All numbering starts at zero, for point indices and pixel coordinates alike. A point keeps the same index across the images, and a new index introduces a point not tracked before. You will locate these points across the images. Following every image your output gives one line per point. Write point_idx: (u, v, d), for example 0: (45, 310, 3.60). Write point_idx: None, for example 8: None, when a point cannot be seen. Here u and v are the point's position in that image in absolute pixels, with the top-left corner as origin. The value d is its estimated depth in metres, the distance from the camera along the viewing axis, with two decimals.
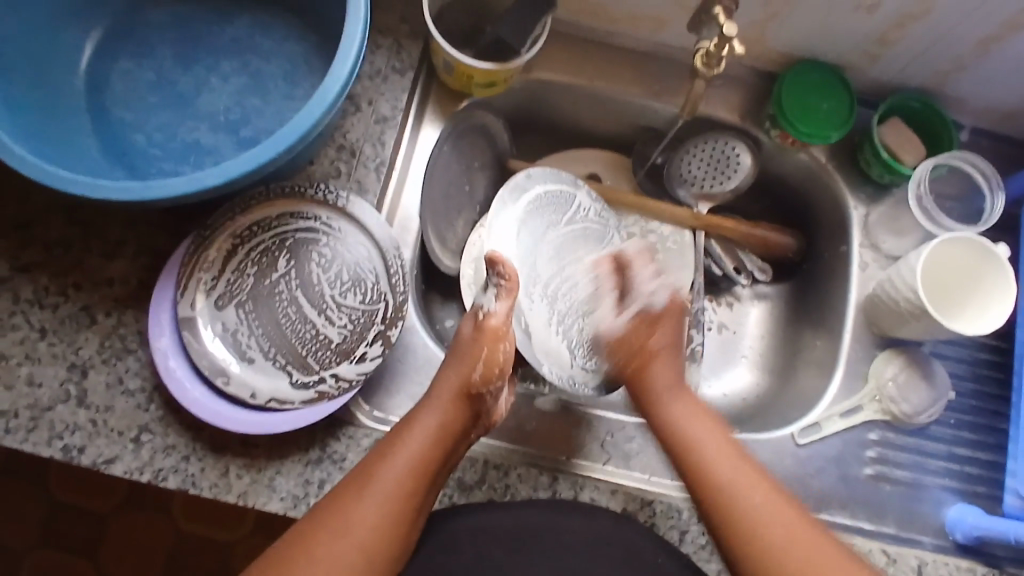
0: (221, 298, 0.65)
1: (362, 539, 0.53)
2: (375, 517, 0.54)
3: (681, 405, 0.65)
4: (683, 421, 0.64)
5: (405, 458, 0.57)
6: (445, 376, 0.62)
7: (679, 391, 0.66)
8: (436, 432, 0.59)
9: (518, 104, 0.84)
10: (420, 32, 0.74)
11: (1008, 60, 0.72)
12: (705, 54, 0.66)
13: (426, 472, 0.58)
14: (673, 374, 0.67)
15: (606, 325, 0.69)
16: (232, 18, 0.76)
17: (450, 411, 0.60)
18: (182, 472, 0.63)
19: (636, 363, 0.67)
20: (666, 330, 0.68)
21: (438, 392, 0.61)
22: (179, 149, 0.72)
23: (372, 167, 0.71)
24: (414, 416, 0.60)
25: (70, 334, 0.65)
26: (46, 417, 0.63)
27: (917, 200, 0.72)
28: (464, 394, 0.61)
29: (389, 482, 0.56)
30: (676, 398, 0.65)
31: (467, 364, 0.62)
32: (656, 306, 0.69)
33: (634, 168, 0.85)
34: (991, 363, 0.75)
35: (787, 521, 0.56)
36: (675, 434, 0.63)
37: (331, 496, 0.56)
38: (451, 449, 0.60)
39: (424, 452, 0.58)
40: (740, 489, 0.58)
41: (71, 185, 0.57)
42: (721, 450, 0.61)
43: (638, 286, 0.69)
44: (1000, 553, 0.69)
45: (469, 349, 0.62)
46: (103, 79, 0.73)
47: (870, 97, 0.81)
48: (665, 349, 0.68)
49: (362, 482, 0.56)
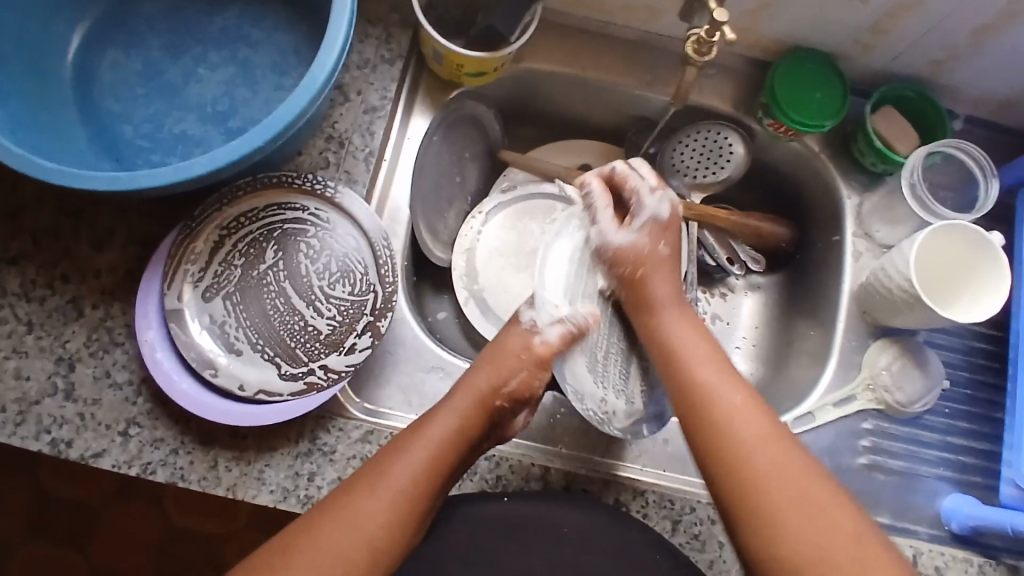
0: (209, 290, 0.65)
1: (370, 534, 0.53)
2: (384, 514, 0.54)
3: (683, 330, 0.63)
4: (682, 341, 0.62)
5: (420, 458, 0.57)
6: (468, 382, 0.62)
7: (677, 311, 0.64)
8: (453, 435, 0.58)
9: (510, 95, 0.83)
10: (410, 22, 0.74)
11: (1002, 47, 0.71)
12: (696, 41, 0.65)
13: (440, 474, 0.57)
14: (670, 289, 0.65)
15: (613, 236, 0.66)
16: (220, 8, 0.75)
17: (471, 415, 0.60)
18: (171, 465, 0.62)
19: (640, 266, 0.65)
20: (672, 238, 0.67)
21: (459, 396, 0.61)
22: (167, 140, 0.71)
23: (362, 157, 0.70)
24: (429, 417, 0.60)
25: (57, 328, 0.64)
26: (34, 411, 0.62)
27: (911, 188, 0.71)
28: (486, 402, 0.61)
29: (402, 480, 0.55)
30: (677, 322, 0.64)
31: (494, 372, 0.62)
32: (664, 215, 0.67)
33: (626, 157, 0.86)
34: (986, 353, 0.75)
35: (774, 450, 0.54)
36: (671, 353, 0.62)
37: (342, 489, 0.55)
38: (464, 454, 0.60)
39: (439, 454, 0.57)
40: (727, 411, 0.57)
41: (56, 175, 0.56)
42: (717, 374, 0.59)
43: (639, 195, 0.67)
44: (995, 543, 0.68)
45: (503, 357, 0.62)
46: (90, 70, 0.72)
47: (864, 86, 0.80)
48: (668, 259, 0.67)
49: (373, 478, 0.55)
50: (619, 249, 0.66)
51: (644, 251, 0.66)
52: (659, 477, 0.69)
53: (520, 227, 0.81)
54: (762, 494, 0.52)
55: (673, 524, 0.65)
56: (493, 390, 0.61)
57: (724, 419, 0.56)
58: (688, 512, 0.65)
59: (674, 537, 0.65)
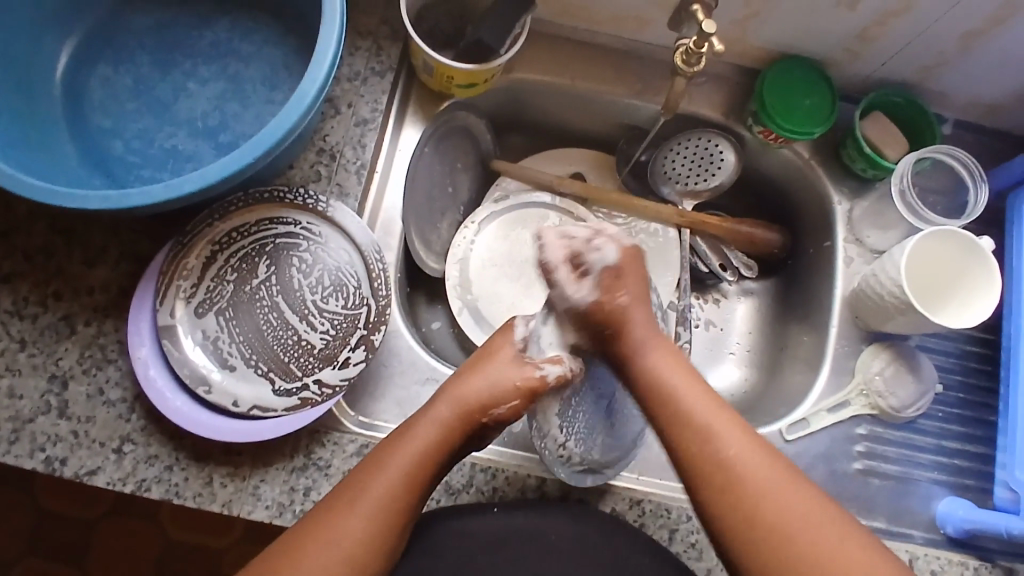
0: (201, 306, 0.65)
1: (351, 551, 0.53)
2: (361, 530, 0.53)
3: (669, 367, 0.61)
4: (655, 361, 0.61)
5: (399, 470, 0.56)
6: (450, 391, 0.61)
7: (657, 352, 0.62)
8: (432, 445, 0.58)
9: (501, 105, 0.83)
10: (400, 34, 0.74)
11: (989, 52, 0.71)
12: (685, 51, 0.65)
13: (419, 485, 0.57)
14: (648, 325, 0.63)
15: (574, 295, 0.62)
16: (209, 23, 0.75)
17: (453, 425, 0.59)
18: (166, 482, 0.62)
19: (613, 322, 0.62)
20: (631, 282, 0.63)
21: (440, 404, 0.60)
22: (158, 155, 0.71)
23: (354, 170, 0.70)
24: (411, 424, 0.59)
25: (50, 345, 0.64)
26: (27, 429, 0.62)
27: (900, 194, 0.72)
28: (468, 415, 0.60)
29: (381, 495, 0.55)
30: (662, 363, 0.61)
31: (474, 386, 0.61)
32: (612, 259, 0.63)
33: (619, 166, 0.85)
34: (978, 356, 0.75)
35: (755, 458, 0.56)
36: (662, 396, 0.60)
37: (324, 506, 0.55)
38: (444, 465, 0.59)
39: (417, 463, 0.57)
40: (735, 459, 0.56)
41: (48, 195, 0.56)
42: (714, 414, 0.58)
43: (578, 249, 0.63)
44: (991, 546, 0.68)
45: (492, 371, 0.61)
46: (80, 86, 0.72)
47: (853, 92, 0.81)
48: (636, 295, 0.63)
49: (350, 493, 0.55)
50: (583, 309, 0.62)
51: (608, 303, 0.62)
52: (655, 485, 0.69)
53: (514, 236, 0.81)
54: (785, 548, 0.52)
55: (670, 532, 0.65)
56: (481, 407, 0.60)
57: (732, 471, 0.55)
58: (684, 520, 0.65)
59: (671, 546, 0.65)
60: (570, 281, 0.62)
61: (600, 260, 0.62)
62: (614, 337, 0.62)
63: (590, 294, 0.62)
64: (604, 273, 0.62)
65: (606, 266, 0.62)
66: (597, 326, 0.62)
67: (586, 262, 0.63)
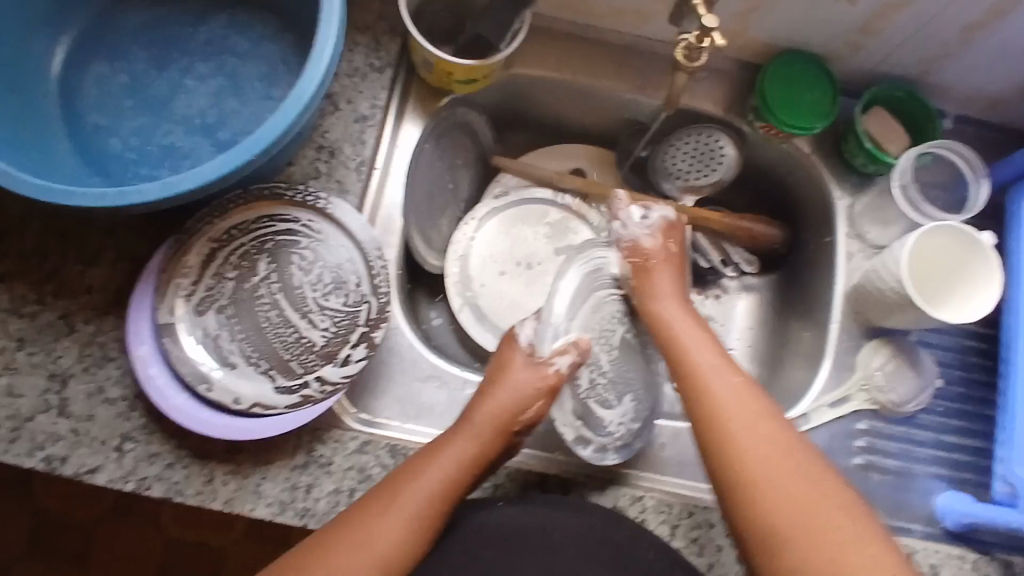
0: (201, 304, 0.65)
1: (383, 552, 0.53)
2: (396, 532, 0.54)
3: (706, 356, 0.64)
4: (690, 351, 0.65)
5: (437, 478, 0.57)
6: (481, 411, 0.63)
7: (696, 328, 0.67)
8: (468, 460, 0.59)
9: (501, 100, 0.83)
10: (399, 29, 0.73)
11: (991, 47, 0.71)
12: (685, 46, 0.65)
13: (455, 491, 0.58)
14: (682, 309, 0.70)
15: (626, 232, 0.75)
16: (207, 19, 0.75)
17: (491, 431, 0.61)
18: (167, 480, 0.62)
19: (637, 269, 0.73)
20: (656, 270, 0.72)
21: (477, 422, 0.62)
22: (156, 153, 0.71)
23: (353, 166, 0.70)
24: (449, 437, 0.61)
25: (49, 344, 0.64)
26: (28, 428, 0.62)
27: (901, 189, 0.71)
28: (501, 429, 0.62)
29: (419, 498, 0.56)
30: (698, 346, 0.65)
31: (512, 404, 0.64)
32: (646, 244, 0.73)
33: (619, 163, 0.85)
34: (978, 351, 0.75)
35: (778, 459, 0.56)
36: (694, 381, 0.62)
37: (357, 509, 0.55)
38: (473, 480, 0.60)
39: (454, 474, 0.58)
40: (754, 440, 0.57)
41: (45, 193, 0.56)
42: (735, 392, 0.60)
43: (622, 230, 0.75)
44: (990, 539, 0.68)
45: (514, 378, 0.65)
46: (77, 83, 0.72)
47: (854, 87, 0.81)
48: (674, 258, 0.74)
49: (388, 495, 0.56)
50: (630, 257, 0.74)
51: (647, 257, 0.73)
52: (656, 481, 0.69)
53: (515, 231, 0.81)
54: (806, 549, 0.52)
55: (671, 528, 0.65)
56: (509, 416, 0.63)
57: (747, 447, 0.57)
58: (686, 516, 0.65)
59: (673, 541, 0.65)
60: (633, 224, 0.75)
61: (658, 213, 0.75)
62: (645, 277, 0.72)
63: (655, 238, 0.73)
64: (661, 222, 0.74)
65: (664, 216, 0.75)
66: (636, 282, 0.72)
67: (650, 213, 0.75)
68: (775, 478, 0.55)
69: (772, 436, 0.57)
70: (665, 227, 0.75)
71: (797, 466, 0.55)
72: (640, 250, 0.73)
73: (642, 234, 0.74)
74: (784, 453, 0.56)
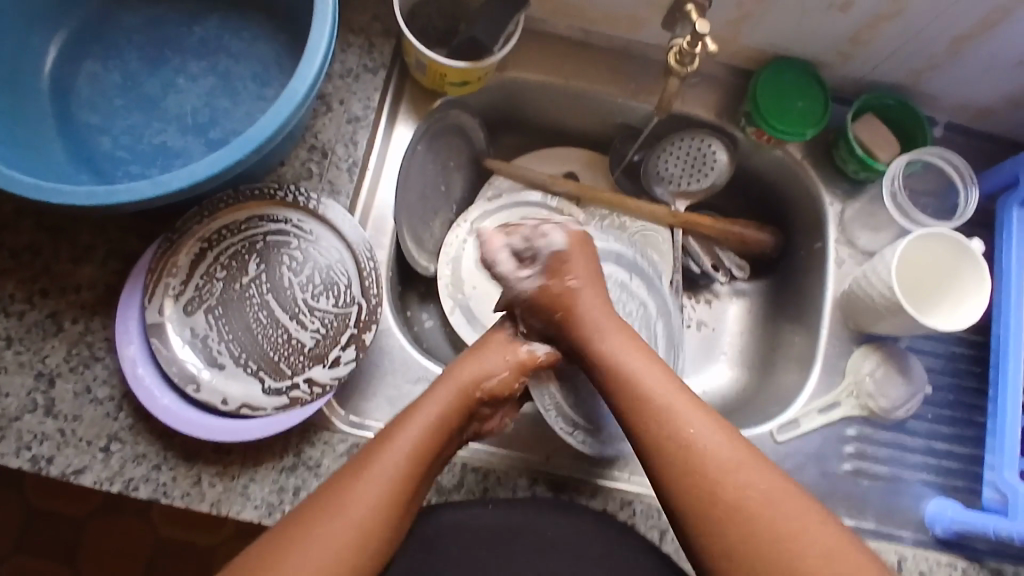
0: (190, 304, 0.64)
1: (360, 518, 0.53)
2: (372, 498, 0.53)
3: (657, 383, 0.58)
4: (619, 358, 0.60)
5: (404, 449, 0.57)
6: (449, 373, 0.63)
7: (614, 331, 0.62)
8: (435, 425, 0.59)
9: (495, 102, 0.83)
10: (392, 31, 0.73)
11: (982, 56, 0.72)
12: (677, 52, 0.65)
13: (422, 462, 0.57)
14: (602, 305, 0.64)
15: (521, 283, 0.65)
16: (200, 18, 0.74)
17: (455, 407, 0.60)
18: (154, 481, 0.62)
19: (561, 306, 0.63)
20: (579, 267, 0.65)
21: (441, 389, 0.61)
22: (147, 152, 0.70)
23: (345, 167, 0.70)
24: (415, 407, 0.60)
25: (37, 343, 0.63)
26: (13, 427, 0.61)
27: (891, 196, 0.72)
28: (463, 395, 0.61)
29: (390, 466, 0.55)
30: (628, 352, 0.60)
31: (478, 369, 0.63)
32: (558, 244, 0.65)
33: (612, 166, 0.84)
34: (969, 357, 0.75)
35: (725, 452, 0.54)
36: (626, 394, 0.58)
37: (333, 480, 0.55)
38: (443, 444, 0.59)
39: (423, 441, 0.58)
40: (720, 467, 0.53)
41: (35, 191, 0.55)
42: (684, 407, 0.57)
43: (531, 241, 0.65)
44: (980, 546, 0.68)
45: (481, 356, 0.64)
46: (68, 81, 0.72)
47: (846, 94, 0.81)
48: (584, 289, 0.64)
49: (359, 469, 0.55)
50: (528, 298, 0.64)
51: (557, 289, 0.64)
52: (646, 486, 0.69)
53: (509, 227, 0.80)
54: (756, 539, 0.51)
55: (661, 532, 0.65)
56: (472, 384, 0.62)
57: (723, 481, 0.53)
58: None
59: (663, 545, 0.65)
60: (513, 267, 0.65)
61: (549, 247, 0.65)
62: (567, 314, 0.63)
63: (544, 279, 0.64)
64: (551, 257, 0.64)
65: (553, 252, 0.64)
66: (546, 313, 0.64)
67: (533, 249, 0.65)
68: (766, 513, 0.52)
69: (724, 443, 0.55)
70: (578, 244, 0.66)
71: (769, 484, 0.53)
72: (559, 257, 0.64)
73: (552, 239, 0.65)
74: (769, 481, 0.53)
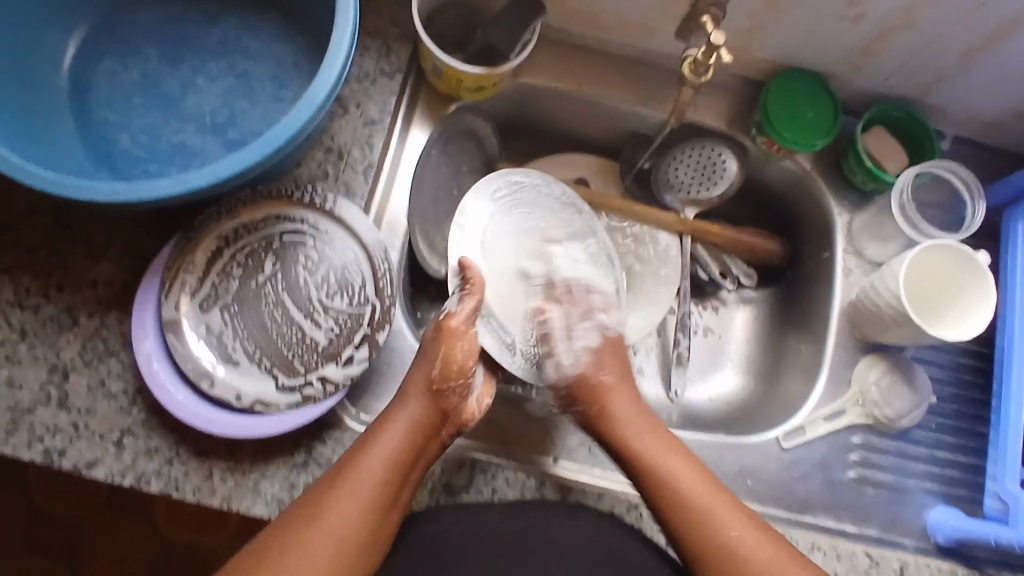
0: (206, 300, 0.65)
1: (338, 529, 0.54)
2: (350, 510, 0.55)
3: (659, 449, 0.63)
4: (628, 430, 0.64)
5: (381, 453, 0.58)
6: (413, 375, 0.63)
7: (629, 402, 0.67)
8: (407, 428, 0.60)
9: (508, 108, 0.83)
10: (409, 35, 0.74)
11: (991, 72, 0.73)
12: (692, 61, 0.66)
13: (401, 468, 0.58)
14: (632, 408, 0.66)
15: (565, 365, 0.67)
16: (219, 19, 0.75)
17: (417, 406, 0.61)
18: (165, 476, 0.62)
19: (595, 399, 0.66)
20: (616, 367, 0.68)
21: (410, 393, 0.62)
22: (164, 150, 0.71)
23: (361, 169, 0.71)
24: (388, 415, 0.61)
25: (52, 337, 0.64)
26: (27, 420, 0.62)
27: (900, 208, 0.73)
28: (427, 391, 0.62)
29: (367, 475, 0.57)
30: (636, 423, 0.65)
31: (429, 362, 0.63)
32: (614, 334, 0.70)
33: (622, 173, 0.86)
34: (973, 368, 0.76)
35: (736, 517, 0.59)
36: (639, 464, 0.63)
37: (312, 489, 0.56)
38: (421, 448, 0.60)
39: (399, 446, 0.59)
40: (737, 540, 0.58)
41: (58, 186, 0.56)
42: (693, 478, 0.61)
43: (589, 311, 0.69)
44: (980, 555, 0.70)
45: (429, 345, 0.64)
46: (87, 79, 0.72)
47: (855, 106, 0.82)
48: (614, 388, 0.67)
49: (337, 477, 0.57)
50: (570, 386, 0.67)
51: (594, 380, 0.67)
52: None
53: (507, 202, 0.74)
54: None
55: None
56: (431, 381, 0.62)
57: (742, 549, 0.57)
58: None
59: (668, 548, 0.66)
60: (564, 361, 0.67)
61: (583, 343, 0.68)
62: (600, 415, 0.66)
63: (590, 369, 0.67)
64: (600, 350, 0.68)
65: (605, 335, 0.69)
66: (579, 399, 0.66)
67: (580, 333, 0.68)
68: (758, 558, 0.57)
69: (734, 515, 0.59)
70: (604, 344, 0.68)
71: (773, 552, 0.58)
72: (598, 351, 0.68)
73: (587, 341, 0.68)
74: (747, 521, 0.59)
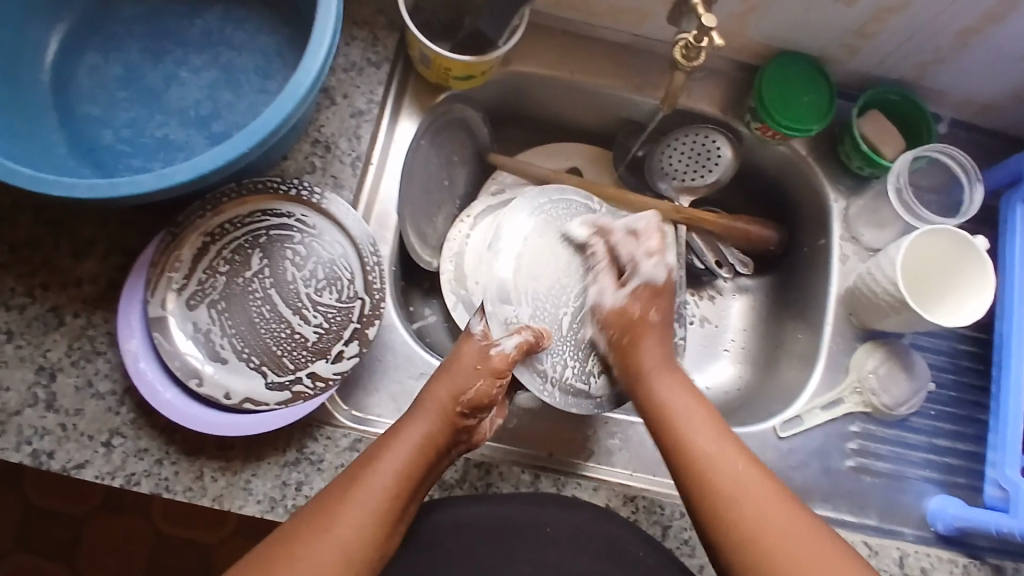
0: (193, 298, 0.64)
1: (344, 539, 0.52)
2: (356, 520, 0.53)
3: (691, 414, 0.61)
4: (655, 369, 0.65)
5: (391, 466, 0.57)
6: (429, 393, 0.62)
7: (668, 373, 0.64)
8: (420, 444, 0.58)
9: (497, 97, 0.82)
10: (396, 24, 0.73)
11: (986, 53, 0.72)
12: (683, 45, 0.65)
13: (410, 484, 0.57)
14: (661, 356, 0.66)
15: (606, 298, 0.68)
16: (203, 10, 0.74)
17: (434, 424, 0.59)
18: (155, 476, 0.61)
19: (631, 331, 0.66)
20: (665, 306, 0.67)
21: (424, 410, 0.61)
22: (148, 144, 0.70)
23: (348, 161, 0.69)
24: (398, 428, 0.60)
25: (38, 336, 0.63)
26: (15, 422, 0.61)
27: (896, 192, 0.72)
28: (446, 410, 0.61)
29: (376, 489, 0.55)
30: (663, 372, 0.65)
31: (453, 379, 0.62)
32: (659, 277, 0.67)
33: (616, 162, 0.85)
34: (971, 355, 0.75)
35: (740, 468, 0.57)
36: (656, 410, 0.63)
37: (315, 502, 0.55)
38: (432, 465, 0.59)
39: (410, 461, 0.57)
40: (739, 485, 0.56)
41: (35, 181, 0.55)
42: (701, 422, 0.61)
43: (635, 260, 0.68)
44: (981, 543, 0.69)
45: (452, 364, 0.63)
46: (69, 73, 0.71)
47: (850, 91, 0.81)
48: (656, 327, 0.67)
49: (343, 490, 0.55)
50: (607, 313, 0.67)
51: (636, 316, 0.66)
52: (651, 481, 0.69)
53: (548, 210, 0.73)
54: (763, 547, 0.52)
55: (664, 528, 0.65)
56: (451, 399, 0.61)
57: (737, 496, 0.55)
58: (679, 517, 0.66)
59: (666, 541, 0.65)
60: (611, 288, 0.68)
61: (643, 276, 0.67)
62: (629, 349, 0.65)
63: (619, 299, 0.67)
64: (643, 288, 0.67)
65: (647, 281, 0.67)
66: (615, 336, 0.66)
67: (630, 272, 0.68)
68: (796, 546, 0.52)
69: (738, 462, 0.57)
70: (648, 293, 0.67)
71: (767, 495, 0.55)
72: (654, 289, 0.67)
73: (655, 275, 0.67)
74: (782, 507, 0.54)
